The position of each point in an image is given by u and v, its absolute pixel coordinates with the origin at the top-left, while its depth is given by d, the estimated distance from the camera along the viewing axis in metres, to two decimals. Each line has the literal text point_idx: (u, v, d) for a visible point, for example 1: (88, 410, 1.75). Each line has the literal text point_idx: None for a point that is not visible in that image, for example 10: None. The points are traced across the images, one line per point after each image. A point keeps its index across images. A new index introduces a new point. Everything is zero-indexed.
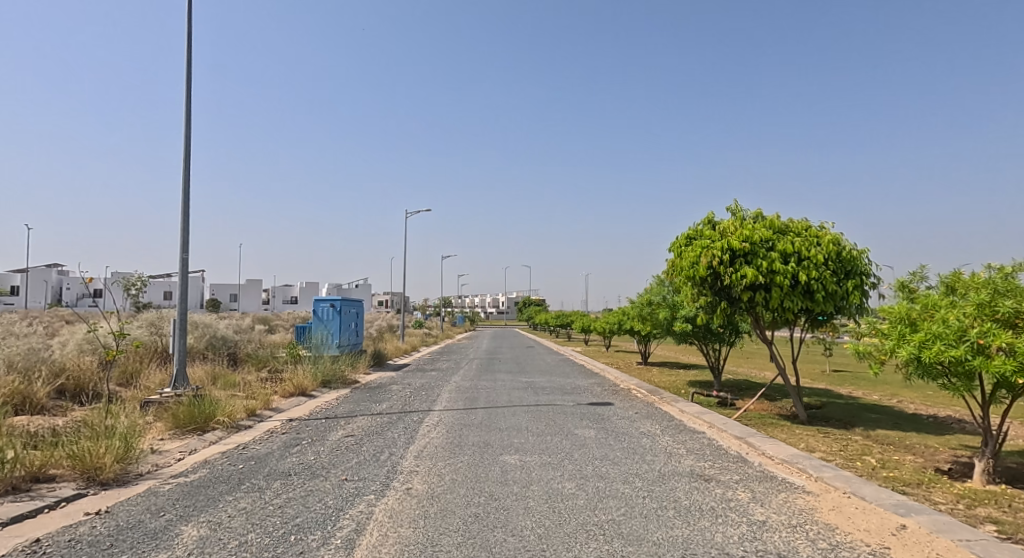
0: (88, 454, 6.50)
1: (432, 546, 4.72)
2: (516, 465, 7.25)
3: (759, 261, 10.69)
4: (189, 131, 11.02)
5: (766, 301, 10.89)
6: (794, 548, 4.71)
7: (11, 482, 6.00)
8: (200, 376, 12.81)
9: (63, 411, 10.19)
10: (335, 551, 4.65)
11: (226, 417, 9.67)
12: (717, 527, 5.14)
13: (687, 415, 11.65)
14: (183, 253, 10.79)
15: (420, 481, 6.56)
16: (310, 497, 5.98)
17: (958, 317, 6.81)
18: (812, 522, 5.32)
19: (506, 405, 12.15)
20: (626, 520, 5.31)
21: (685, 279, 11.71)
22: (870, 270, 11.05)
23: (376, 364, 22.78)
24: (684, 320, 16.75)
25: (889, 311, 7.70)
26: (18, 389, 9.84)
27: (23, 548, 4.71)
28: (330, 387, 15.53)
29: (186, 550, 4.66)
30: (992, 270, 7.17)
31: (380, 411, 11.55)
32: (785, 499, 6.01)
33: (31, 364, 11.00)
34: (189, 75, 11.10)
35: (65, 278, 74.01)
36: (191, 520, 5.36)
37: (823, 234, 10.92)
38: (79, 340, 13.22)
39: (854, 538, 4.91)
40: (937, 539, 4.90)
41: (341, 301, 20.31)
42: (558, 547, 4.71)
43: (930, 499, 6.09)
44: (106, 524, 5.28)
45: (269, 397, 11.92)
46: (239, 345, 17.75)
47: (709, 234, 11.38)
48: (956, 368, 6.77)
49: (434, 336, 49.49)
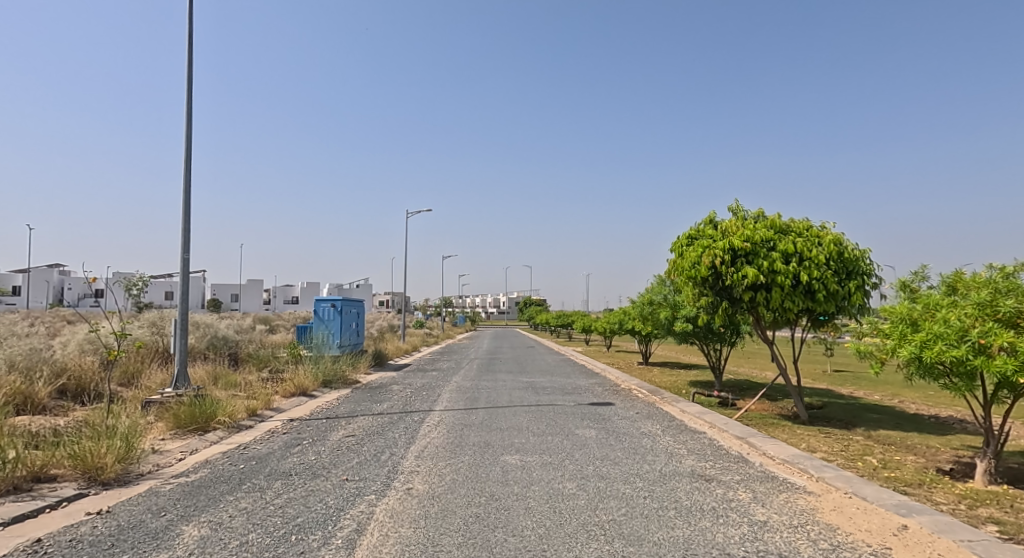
0: (90, 454, 6.50)
1: (433, 546, 4.72)
2: (517, 465, 7.25)
3: (760, 261, 10.69)
4: (190, 131, 11.03)
5: (767, 301, 10.88)
6: (796, 548, 4.71)
7: (12, 482, 6.00)
8: (201, 376, 12.82)
9: (64, 411, 10.20)
10: (335, 551, 4.64)
11: (227, 417, 9.68)
12: (718, 527, 5.14)
13: (687, 415, 11.65)
14: (184, 253, 10.80)
15: (421, 481, 6.56)
16: (311, 497, 5.98)
17: (960, 317, 6.80)
18: (813, 522, 5.32)
19: (506, 405, 12.16)
20: (626, 520, 5.31)
21: (686, 280, 11.70)
22: (871, 270, 11.05)
23: (377, 364, 22.78)
24: (685, 320, 16.74)
25: (890, 311, 7.70)
26: (19, 389, 9.85)
27: (25, 548, 4.71)
28: (330, 387, 15.54)
29: (187, 551, 4.66)
30: (993, 270, 7.15)
31: (381, 411, 11.56)
32: (785, 499, 6.01)
33: (32, 364, 11.00)
34: (189, 75, 11.11)
35: (67, 278, 74.10)
36: (191, 520, 5.36)
37: (824, 234, 10.91)
38: (80, 340, 13.23)
39: (855, 538, 4.91)
40: (939, 539, 4.90)
41: (342, 301, 20.33)
42: (559, 546, 4.71)
43: (932, 499, 6.09)
44: (107, 523, 5.29)
45: (270, 397, 11.93)
46: (239, 345, 17.76)
47: (711, 234, 11.37)
48: (957, 368, 6.76)
49: (434, 336, 49.49)
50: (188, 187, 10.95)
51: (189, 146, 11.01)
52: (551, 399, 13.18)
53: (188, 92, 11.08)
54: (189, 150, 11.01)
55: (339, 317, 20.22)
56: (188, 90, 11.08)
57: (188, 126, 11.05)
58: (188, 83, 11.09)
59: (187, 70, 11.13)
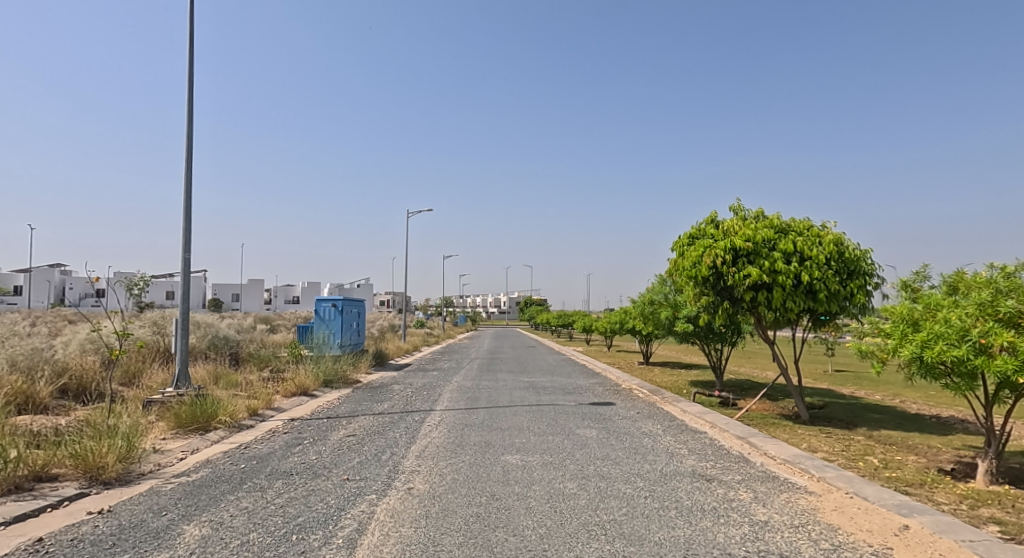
0: (91, 454, 6.50)
1: (434, 546, 4.72)
2: (518, 465, 7.24)
3: (762, 261, 10.68)
4: (190, 130, 11.03)
5: (769, 301, 10.87)
6: (797, 548, 4.70)
7: (14, 481, 6.00)
8: (202, 376, 12.82)
9: (66, 411, 10.20)
10: (336, 551, 4.63)
11: (228, 417, 9.68)
12: (719, 527, 5.14)
13: (688, 415, 11.63)
14: (184, 253, 10.81)
15: (421, 481, 6.55)
16: (312, 497, 5.97)
17: (961, 317, 6.79)
18: (814, 522, 5.31)
19: (507, 405, 12.15)
20: (627, 520, 5.31)
21: (688, 279, 11.69)
22: (873, 270, 11.04)
23: (379, 364, 22.77)
24: (686, 320, 16.72)
25: (891, 311, 7.70)
26: (21, 388, 9.85)
27: (26, 547, 4.71)
28: (331, 387, 15.53)
29: (188, 550, 4.65)
30: (995, 269, 7.14)
31: (382, 411, 11.55)
32: (787, 499, 6.01)
33: (34, 364, 11.01)
34: (190, 74, 11.11)
35: (68, 278, 74.18)
36: (192, 520, 5.36)
37: (826, 234, 10.90)
38: (82, 340, 13.24)
39: (857, 538, 4.91)
40: (941, 539, 4.90)
41: (343, 301, 20.33)
42: (560, 546, 4.70)
43: (934, 499, 6.08)
44: (108, 523, 5.29)
45: (271, 396, 11.92)
46: (240, 345, 17.76)
47: (712, 234, 11.36)
48: (959, 368, 6.74)
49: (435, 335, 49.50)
50: (189, 187, 10.95)
51: (190, 145, 11.01)
52: (552, 399, 13.16)
53: (188, 91, 11.09)
54: (190, 150, 11.02)
55: (340, 317, 20.22)
56: (188, 89, 11.09)
57: (189, 126, 11.05)
58: (188, 83, 11.10)
59: (188, 69, 11.14)
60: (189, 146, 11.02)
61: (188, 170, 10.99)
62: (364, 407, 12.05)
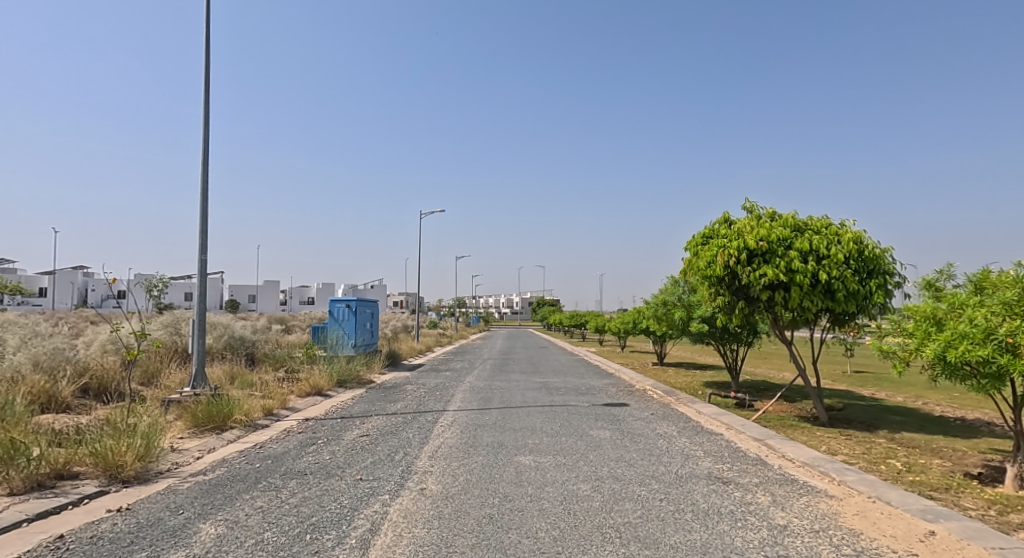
0: (109, 452, 6.50)
1: (448, 547, 4.65)
2: (531, 465, 7.19)
3: (777, 260, 10.52)
4: (208, 130, 11.11)
5: (785, 301, 10.72)
6: (817, 553, 4.59)
7: (36, 479, 6.03)
8: (218, 376, 12.92)
9: (87, 410, 10.30)
10: (350, 551, 4.58)
11: (242, 416, 9.71)
12: (737, 531, 5.04)
13: (704, 416, 11.56)
14: (202, 253, 10.85)
15: (434, 481, 6.50)
16: (325, 497, 5.93)
17: (986, 316, 6.62)
18: (835, 527, 5.19)
19: (520, 405, 12.11)
20: (642, 523, 5.21)
21: (702, 279, 11.54)
22: (893, 269, 10.85)
23: (391, 364, 22.86)
24: (701, 320, 16.55)
25: (913, 311, 7.52)
26: (44, 388, 9.96)
27: (47, 544, 4.71)
28: (346, 386, 15.59)
29: (203, 549, 4.62)
30: (1021, 268, 6.95)
31: (395, 411, 11.50)
32: (807, 503, 5.88)
33: (56, 363, 11.12)
34: (207, 73, 11.22)
35: (91, 280, 76.08)
36: (208, 519, 5.32)
37: (844, 232, 10.66)
38: (102, 340, 13.36)
39: (880, 544, 4.78)
40: (968, 546, 4.74)
41: (356, 300, 20.36)
42: (575, 548, 4.62)
43: (960, 505, 5.92)
44: (126, 521, 5.28)
45: (285, 396, 11.93)
46: (256, 345, 17.86)
47: (726, 233, 11.17)
48: (984, 369, 6.57)
49: (448, 336, 49.96)
50: (206, 188, 11.02)
51: (206, 145, 11.09)
52: (566, 399, 13.18)
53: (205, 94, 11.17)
54: (206, 150, 11.09)
55: (353, 317, 20.17)
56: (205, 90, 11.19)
57: (205, 127, 11.12)
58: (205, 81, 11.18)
59: (205, 75, 11.24)
60: (206, 146, 11.09)
61: (204, 171, 11.05)
62: (378, 407, 12.06)
